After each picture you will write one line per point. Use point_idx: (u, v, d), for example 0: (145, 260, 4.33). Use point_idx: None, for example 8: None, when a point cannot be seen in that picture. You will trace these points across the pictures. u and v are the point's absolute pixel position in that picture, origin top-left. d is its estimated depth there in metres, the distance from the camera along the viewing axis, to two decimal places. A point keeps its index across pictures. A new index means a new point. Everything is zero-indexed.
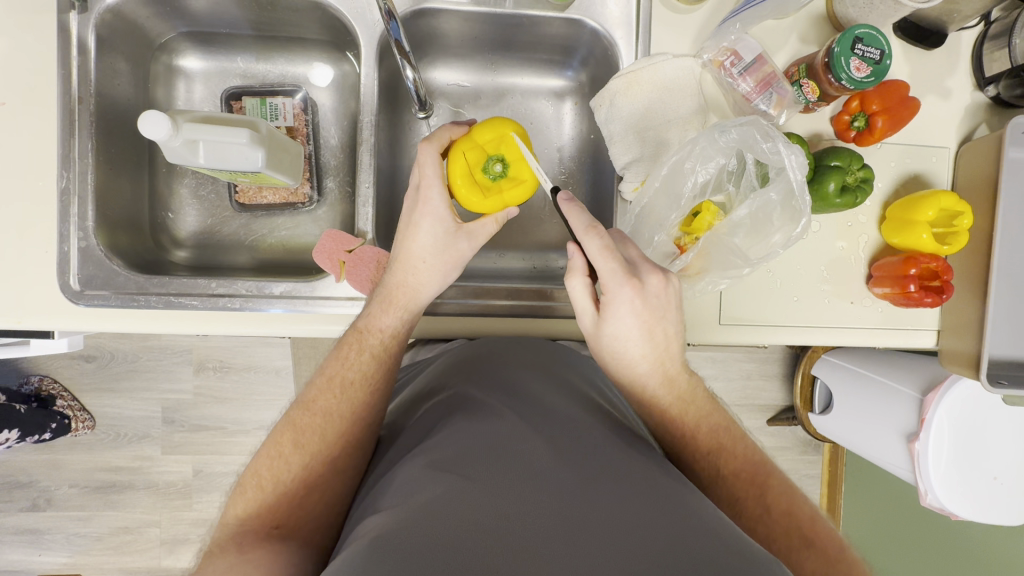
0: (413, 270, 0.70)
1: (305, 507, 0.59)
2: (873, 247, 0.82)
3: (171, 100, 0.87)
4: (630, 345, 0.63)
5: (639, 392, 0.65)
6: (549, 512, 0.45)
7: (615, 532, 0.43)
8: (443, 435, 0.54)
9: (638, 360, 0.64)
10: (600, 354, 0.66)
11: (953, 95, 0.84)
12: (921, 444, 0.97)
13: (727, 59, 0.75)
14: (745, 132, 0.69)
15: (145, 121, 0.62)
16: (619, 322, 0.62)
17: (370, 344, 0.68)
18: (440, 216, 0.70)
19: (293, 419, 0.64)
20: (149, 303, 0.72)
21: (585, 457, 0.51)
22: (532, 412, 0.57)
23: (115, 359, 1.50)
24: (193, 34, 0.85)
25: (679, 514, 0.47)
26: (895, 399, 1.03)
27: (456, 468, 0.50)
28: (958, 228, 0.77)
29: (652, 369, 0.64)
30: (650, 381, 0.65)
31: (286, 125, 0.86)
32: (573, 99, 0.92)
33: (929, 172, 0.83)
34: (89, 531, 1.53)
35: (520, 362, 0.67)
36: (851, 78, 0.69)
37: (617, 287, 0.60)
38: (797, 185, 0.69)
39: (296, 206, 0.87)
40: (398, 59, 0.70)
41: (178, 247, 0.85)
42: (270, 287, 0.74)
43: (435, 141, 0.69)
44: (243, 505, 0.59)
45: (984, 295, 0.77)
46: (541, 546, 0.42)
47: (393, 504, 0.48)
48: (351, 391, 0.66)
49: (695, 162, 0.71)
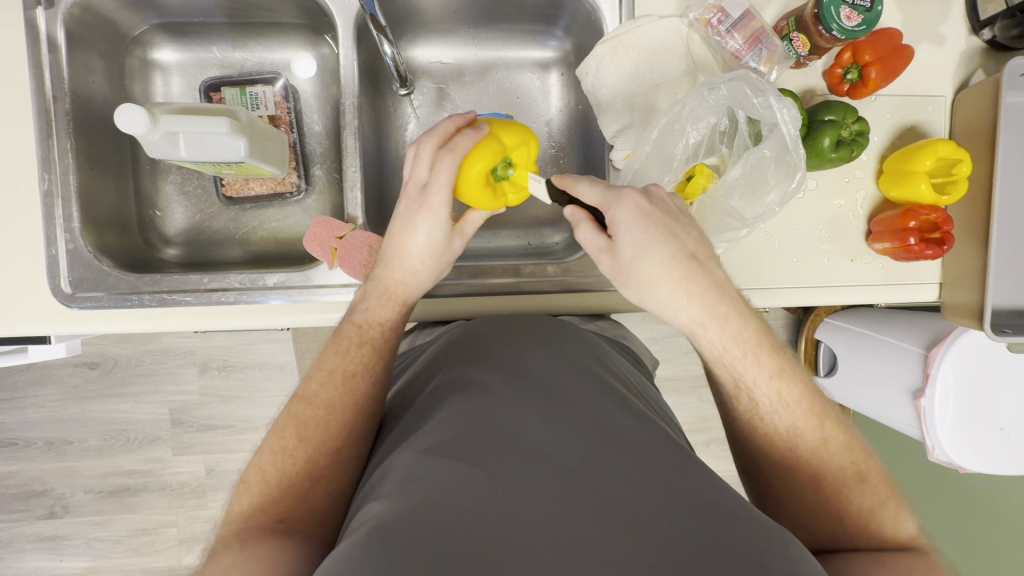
0: (410, 267, 0.69)
1: (308, 500, 0.59)
2: (871, 202, 0.81)
3: (149, 95, 0.85)
4: (652, 251, 0.57)
5: (688, 306, 0.58)
6: (548, 497, 0.44)
7: (616, 516, 0.43)
8: (439, 421, 0.54)
9: (666, 264, 0.57)
10: (634, 289, 0.60)
11: (947, 41, 0.82)
12: (927, 401, 0.98)
13: (714, 16, 0.73)
14: (734, 88, 0.67)
15: (121, 115, 0.61)
16: (629, 230, 0.58)
17: (369, 335, 0.68)
18: (440, 222, 0.67)
19: (294, 413, 0.64)
20: (143, 302, 0.71)
21: (584, 427, 0.51)
22: (528, 388, 0.56)
23: (118, 365, 1.51)
24: (166, 25, 0.82)
25: (687, 487, 0.46)
26: (900, 357, 1.04)
27: (452, 453, 0.49)
28: (958, 176, 0.75)
29: (687, 269, 0.57)
30: (693, 287, 0.57)
31: (267, 114, 0.84)
32: (558, 72, 0.90)
33: (926, 122, 0.82)
34: (107, 535, 1.56)
35: (516, 337, 0.65)
36: (842, 28, 0.68)
37: (614, 195, 0.59)
38: (791, 139, 0.67)
39: (285, 196, 0.86)
40: (374, 35, 0.67)
41: (167, 245, 0.84)
42: (264, 278, 0.74)
43: (456, 151, 0.64)
44: (247, 500, 0.59)
45: (985, 245, 0.76)
46: (534, 534, 0.41)
47: (391, 491, 0.48)
48: (352, 383, 0.65)
49: (686, 123, 0.70)
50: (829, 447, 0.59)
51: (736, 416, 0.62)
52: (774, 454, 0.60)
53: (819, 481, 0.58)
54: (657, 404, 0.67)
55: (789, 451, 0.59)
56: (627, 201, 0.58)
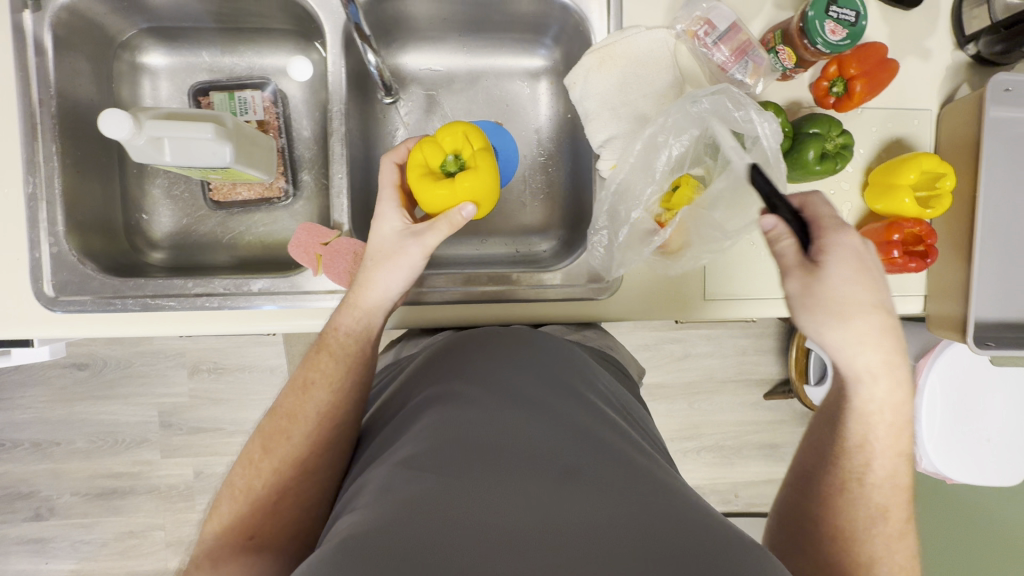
0: (366, 267, 0.68)
1: (277, 514, 0.60)
2: (857, 214, 0.82)
3: (137, 99, 0.84)
4: (863, 291, 0.56)
5: (871, 353, 0.56)
6: (521, 505, 0.45)
7: (586, 524, 0.43)
8: (419, 432, 0.54)
9: (872, 309, 0.56)
10: (821, 318, 0.57)
11: (933, 55, 0.83)
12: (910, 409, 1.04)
13: (700, 28, 0.74)
14: (717, 101, 0.67)
15: (105, 120, 0.61)
16: (843, 263, 0.57)
17: (331, 344, 0.67)
18: (391, 216, 0.71)
19: (262, 428, 0.65)
20: (126, 306, 0.71)
21: (561, 444, 0.52)
22: (506, 399, 0.57)
23: (108, 366, 1.50)
24: (155, 29, 0.82)
25: (661, 501, 0.46)
26: None
27: (429, 464, 0.50)
28: (942, 190, 0.76)
29: (880, 322, 0.57)
30: (882, 342, 0.57)
31: (256, 119, 0.84)
32: (547, 80, 0.90)
33: (912, 135, 0.82)
34: (94, 537, 1.55)
35: (502, 350, 0.65)
36: (827, 41, 0.68)
37: (839, 227, 0.59)
38: (772, 153, 0.67)
39: (273, 201, 0.86)
40: (358, 44, 0.68)
41: (153, 249, 0.84)
42: (249, 284, 0.74)
43: (393, 154, 0.75)
44: (218, 519, 0.60)
45: (968, 259, 0.76)
46: (506, 544, 0.42)
47: (366, 503, 0.48)
48: (312, 392, 0.65)
49: (669, 136, 0.71)
50: (900, 542, 0.60)
51: (828, 470, 0.61)
52: (847, 520, 0.60)
53: (870, 566, 0.59)
54: (642, 423, 0.67)
55: (864, 526, 0.60)
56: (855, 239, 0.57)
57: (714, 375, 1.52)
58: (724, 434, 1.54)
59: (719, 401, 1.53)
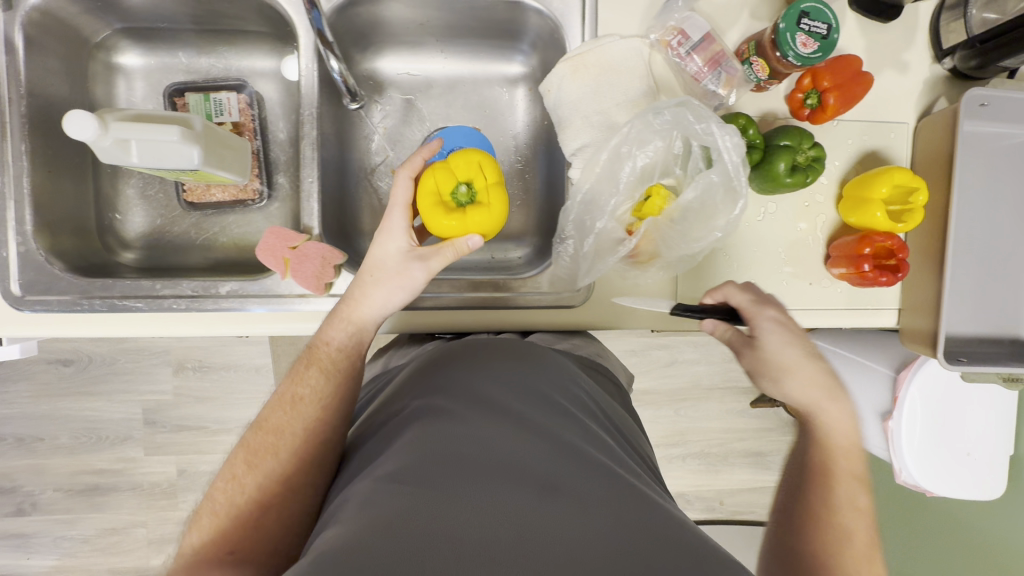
0: (363, 283, 0.68)
1: (258, 531, 0.59)
2: (831, 227, 0.81)
3: (112, 98, 0.84)
4: (791, 352, 0.66)
5: (822, 398, 0.67)
6: (502, 523, 0.45)
7: (566, 543, 0.44)
8: (402, 446, 0.54)
9: (800, 364, 0.66)
10: (771, 380, 0.68)
11: (911, 68, 0.82)
12: (895, 423, 1.06)
13: (674, 38, 0.74)
14: (678, 113, 0.68)
15: (69, 121, 0.61)
16: (770, 335, 0.67)
17: (320, 358, 0.68)
18: (398, 235, 0.69)
19: (246, 441, 0.64)
20: (93, 307, 0.72)
21: (542, 458, 0.52)
22: (490, 413, 0.56)
23: (93, 362, 1.50)
24: (131, 30, 0.82)
25: (637, 517, 0.47)
26: (873, 379, 1.10)
27: (411, 478, 0.49)
28: (914, 205, 0.75)
29: (812, 371, 0.67)
30: (825, 385, 0.66)
31: (231, 121, 0.84)
32: (525, 87, 0.90)
33: (888, 148, 0.82)
34: (75, 533, 1.55)
35: (488, 362, 0.65)
36: (798, 54, 0.68)
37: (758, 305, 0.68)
38: (733, 166, 0.68)
39: (246, 203, 0.85)
40: (321, 50, 0.68)
41: (125, 249, 0.84)
42: (216, 287, 0.73)
43: (408, 168, 0.71)
44: (197, 535, 0.59)
45: (939, 274, 0.76)
46: (489, 563, 0.41)
47: (346, 518, 0.47)
48: (300, 407, 0.65)
49: (633, 147, 0.71)
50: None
51: (819, 505, 0.63)
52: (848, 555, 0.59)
53: None
54: (629, 440, 0.66)
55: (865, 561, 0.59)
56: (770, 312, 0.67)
57: (701, 382, 1.52)
58: (708, 442, 1.54)
59: (704, 409, 1.53)
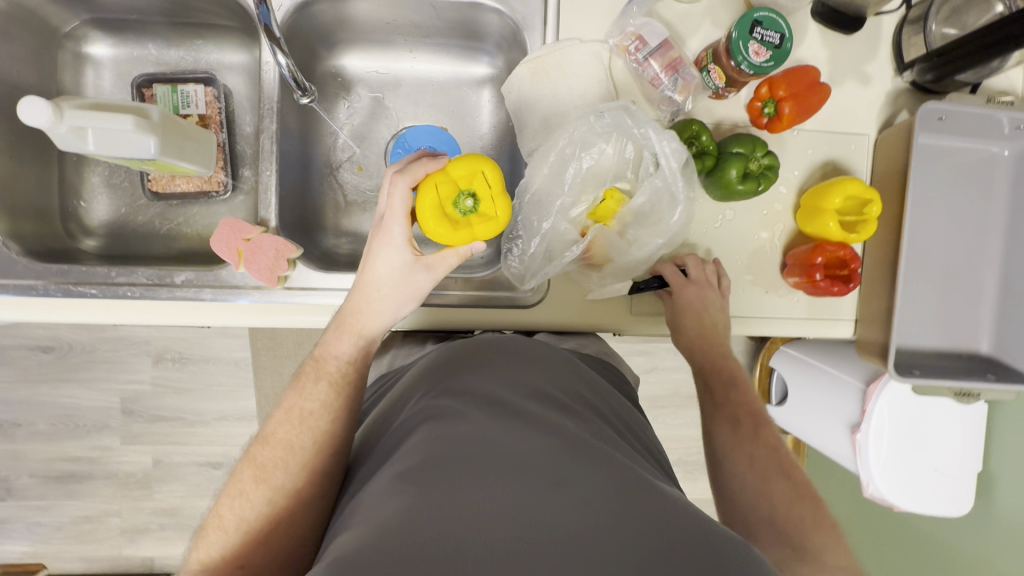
0: (369, 295, 0.68)
1: (268, 543, 0.60)
2: (788, 236, 0.81)
3: (80, 87, 0.85)
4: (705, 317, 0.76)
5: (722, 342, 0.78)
6: (516, 514, 0.43)
7: (585, 530, 0.42)
8: (410, 447, 0.52)
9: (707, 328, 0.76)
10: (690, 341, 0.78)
11: (873, 80, 0.83)
12: (863, 435, 1.05)
13: (632, 44, 0.74)
14: (617, 117, 0.70)
15: (24, 107, 0.61)
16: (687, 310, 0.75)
17: (328, 372, 0.68)
18: (400, 247, 0.66)
19: (252, 454, 0.64)
20: (47, 292, 0.72)
21: (554, 454, 0.49)
22: (495, 409, 0.55)
23: (72, 350, 1.51)
24: (100, 20, 0.83)
25: (659, 513, 0.45)
26: (842, 391, 1.10)
27: (421, 477, 0.47)
28: (868, 216, 0.76)
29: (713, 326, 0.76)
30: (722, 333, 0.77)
31: (197, 113, 0.85)
32: (492, 88, 0.91)
33: (848, 160, 0.82)
34: (50, 520, 1.56)
35: (495, 364, 0.64)
36: (750, 62, 0.69)
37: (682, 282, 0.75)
38: (672, 171, 0.70)
39: (210, 195, 0.86)
40: (267, 46, 0.66)
41: (87, 236, 0.84)
42: (171, 276, 0.74)
43: (407, 174, 0.65)
44: (206, 550, 0.59)
45: (890, 287, 0.76)
46: (507, 555, 0.40)
47: (358, 522, 0.46)
48: (311, 421, 0.65)
49: (578, 149, 0.72)
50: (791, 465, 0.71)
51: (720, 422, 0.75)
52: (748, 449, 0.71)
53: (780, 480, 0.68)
54: (641, 438, 0.65)
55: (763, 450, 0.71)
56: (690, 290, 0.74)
57: (679, 390, 1.51)
58: (683, 449, 1.54)
59: (680, 416, 1.53)
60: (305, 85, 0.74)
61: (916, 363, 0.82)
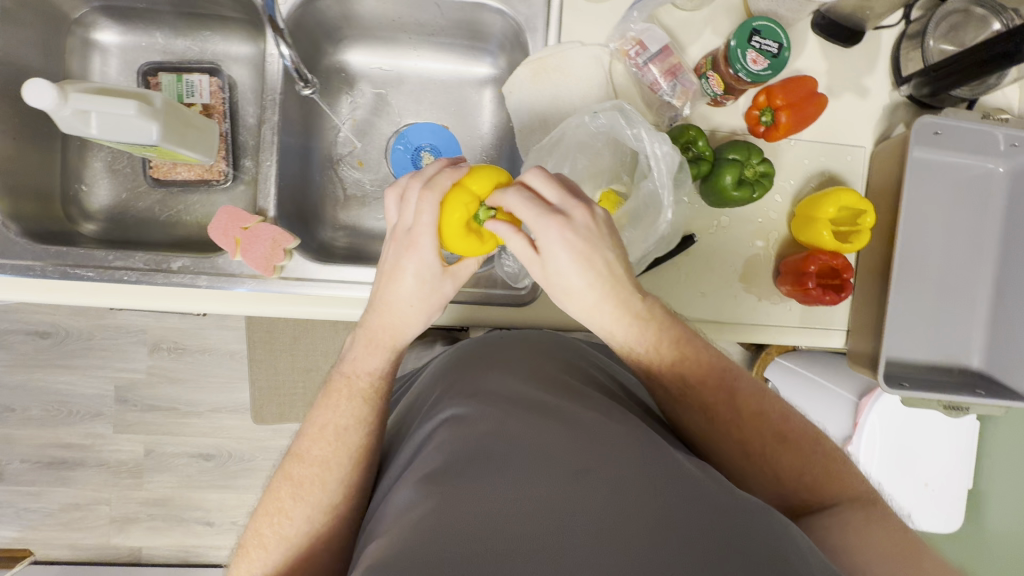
0: (402, 311, 0.66)
1: (311, 557, 0.60)
2: (782, 243, 0.82)
3: (86, 73, 0.86)
4: (569, 275, 0.59)
5: (613, 314, 0.61)
6: (541, 508, 0.43)
7: (615, 518, 0.42)
8: (431, 449, 0.52)
9: (583, 291, 0.60)
10: (566, 303, 0.62)
11: (871, 93, 0.84)
12: (853, 446, 1.06)
13: (632, 49, 0.75)
14: (611, 118, 0.70)
15: (28, 90, 0.62)
16: (556, 263, 0.59)
17: (359, 386, 0.65)
18: (432, 261, 0.64)
19: (288, 472, 0.62)
20: (44, 273, 0.73)
21: (573, 440, 0.49)
22: (513, 402, 0.54)
23: (69, 336, 1.52)
24: (108, 8, 0.85)
25: (683, 492, 0.44)
26: (833, 404, 1.08)
27: (446, 479, 0.47)
28: (862, 226, 0.77)
29: (593, 287, 0.60)
30: (619, 297, 0.61)
31: (202, 103, 0.86)
32: (493, 89, 0.92)
33: (844, 171, 0.83)
34: (39, 506, 1.55)
35: (516, 361, 0.63)
36: (748, 70, 0.69)
37: (543, 226, 0.57)
38: (664, 174, 0.69)
39: (211, 184, 0.87)
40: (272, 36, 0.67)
41: (87, 220, 0.85)
42: (168, 262, 0.75)
43: (435, 188, 0.60)
44: (250, 566, 0.59)
45: (882, 298, 0.77)
46: (540, 553, 0.40)
47: (388, 528, 0.46)
48: (346, 438, 0.63)
49: (572, 150, 0.73)
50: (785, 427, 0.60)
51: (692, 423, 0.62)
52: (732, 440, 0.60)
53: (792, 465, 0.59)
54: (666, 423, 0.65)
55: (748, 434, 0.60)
56: (552, 233, 0.57)
57: None
58: None
59: None
60: (309, 78, 0.76)
61: (906, 376, 0.82)
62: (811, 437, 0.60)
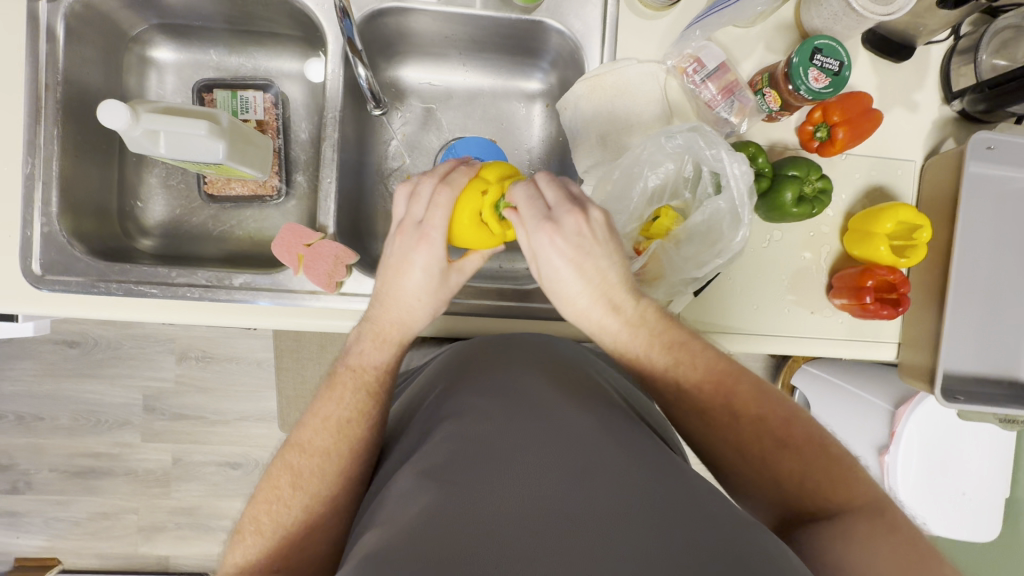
0: (405, 304, 0.66)
1: (308, 549, 0.59)
2: (834, 257, 0.83)
3: (142, 89, 0.88)
4: (565, 280, 0.61)
5: (603, 316, 0.62)
6: (538, 510, 0.42)
7: (612, 522, 0.41)
8: (434, 443, 0.52)
9: (576, 296, 0.61)
10: (561, 304, 0.64)
11: (921, 108, 0.84)
12: (891, 457, 1.05)
13: (690, 66, 0.76)
14: (689, 139, 0.71)
15: (104, 111, 0.62)
16: (547, 265, 0.60)
17: (361, 379, 0.66)
18: (440, 256, 0.64)
19: (289, 461, 0.62)
20: (109, 290, 0.73)
21: (575, 442, 0.48)
22: (517, 400, 0.54)
23: (98, 346, 1.52)
24: (165, 26, 0.85)
25: (679, 501, 0.44)
26: (867, 413, 1.08)
27: (447, 474, 0.47)
28: (917, 241, 0.77)
29: (587, 288, 0.61)
30: (612, 301, 0.62)
31: (255, 118, 0.87)
32: (542, 103, 0.92)
33: (896, 185, 0.83)
34: (67, 516, 1.56)
35: (519, 359, 0.62)
36: (810, 88, 0.70)
37: (532, 229, 0.59)
38: (740, 194, 0.70)
39: (264, 199, 0.87)
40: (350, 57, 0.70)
41: (144, 235, 0.86)
42: (230, 278, 0.75)
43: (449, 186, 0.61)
44: (244, 553, 0.58)
45: (939, 312, 0.77)
46: (531, 549, 0.39)
47: (386, 519, 0.46)
48: (349, 430, 0.63)
49: (643, 168, 0.73)
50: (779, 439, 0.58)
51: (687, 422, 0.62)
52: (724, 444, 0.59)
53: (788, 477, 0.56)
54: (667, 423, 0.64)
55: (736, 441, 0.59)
56: (541, 238, 0.58)
57: None
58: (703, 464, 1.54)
59: None
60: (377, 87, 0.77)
61: (957, 389, 0.82)
62: (814, 442, 0.57)
